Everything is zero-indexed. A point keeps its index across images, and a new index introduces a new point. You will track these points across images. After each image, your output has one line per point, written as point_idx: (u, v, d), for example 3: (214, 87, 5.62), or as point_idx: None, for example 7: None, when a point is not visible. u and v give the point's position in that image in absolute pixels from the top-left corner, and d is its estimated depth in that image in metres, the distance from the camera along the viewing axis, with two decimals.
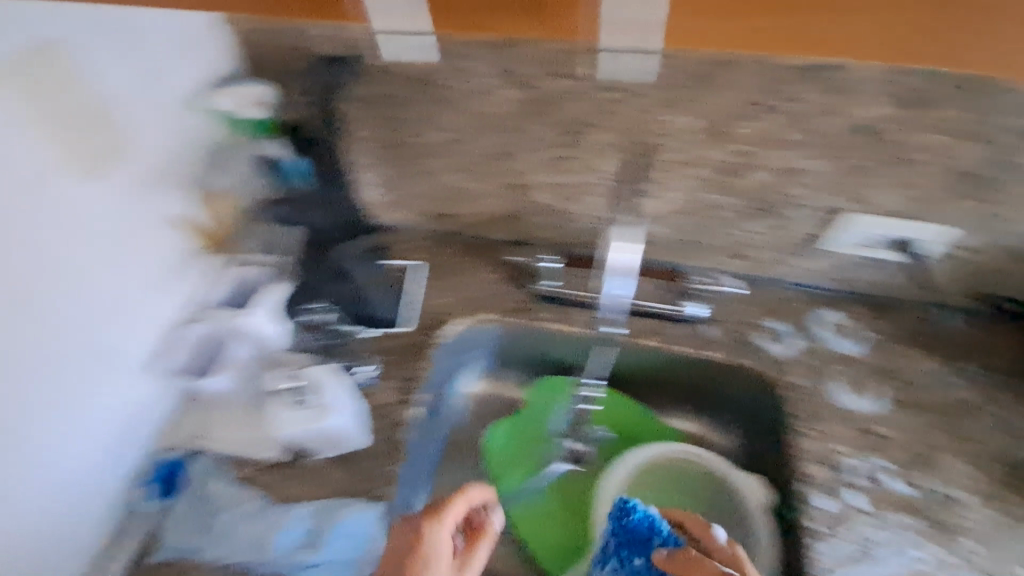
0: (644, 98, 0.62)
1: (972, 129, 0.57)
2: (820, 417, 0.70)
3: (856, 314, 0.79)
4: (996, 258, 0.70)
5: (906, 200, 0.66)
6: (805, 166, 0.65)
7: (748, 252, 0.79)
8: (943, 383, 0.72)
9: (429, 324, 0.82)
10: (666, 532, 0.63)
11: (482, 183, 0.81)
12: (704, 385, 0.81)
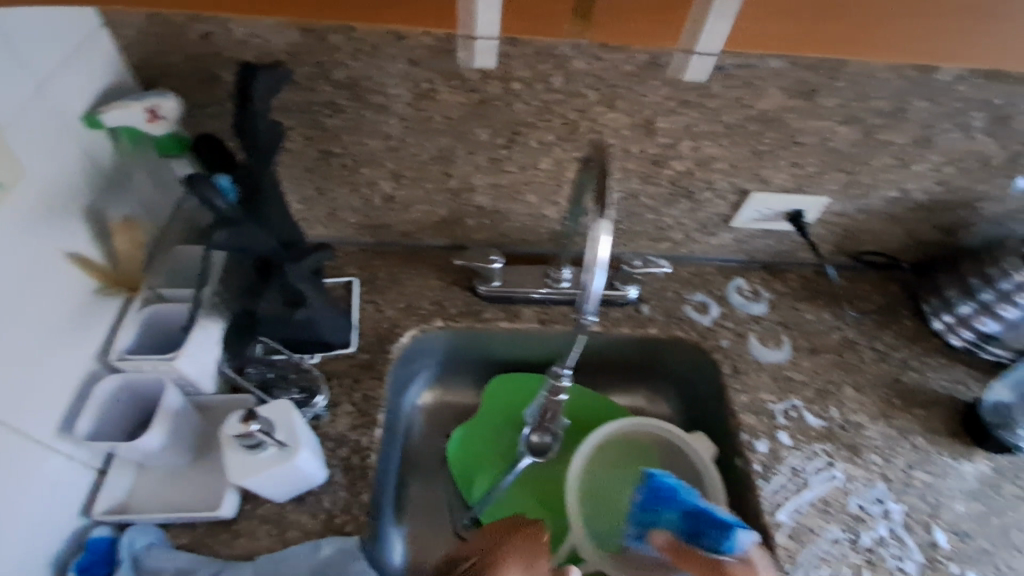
0: (582, 98, 0.67)
1: (848, 114, 0.68)
2: (746, 371, 0.80)
3: (759, 279, 0.92)
4: (861, 220, 0.85)
5: (797, 177, 0.78)
6: (718, 154, 0.74)
7: (667, 235, 0.89)
8: (832, 329, 0.86)
9: (380, 339, 0.79)
10: (684, 497, 0.62)
11: (418, 190, 0.81)
12: (642, 359, 0.89)
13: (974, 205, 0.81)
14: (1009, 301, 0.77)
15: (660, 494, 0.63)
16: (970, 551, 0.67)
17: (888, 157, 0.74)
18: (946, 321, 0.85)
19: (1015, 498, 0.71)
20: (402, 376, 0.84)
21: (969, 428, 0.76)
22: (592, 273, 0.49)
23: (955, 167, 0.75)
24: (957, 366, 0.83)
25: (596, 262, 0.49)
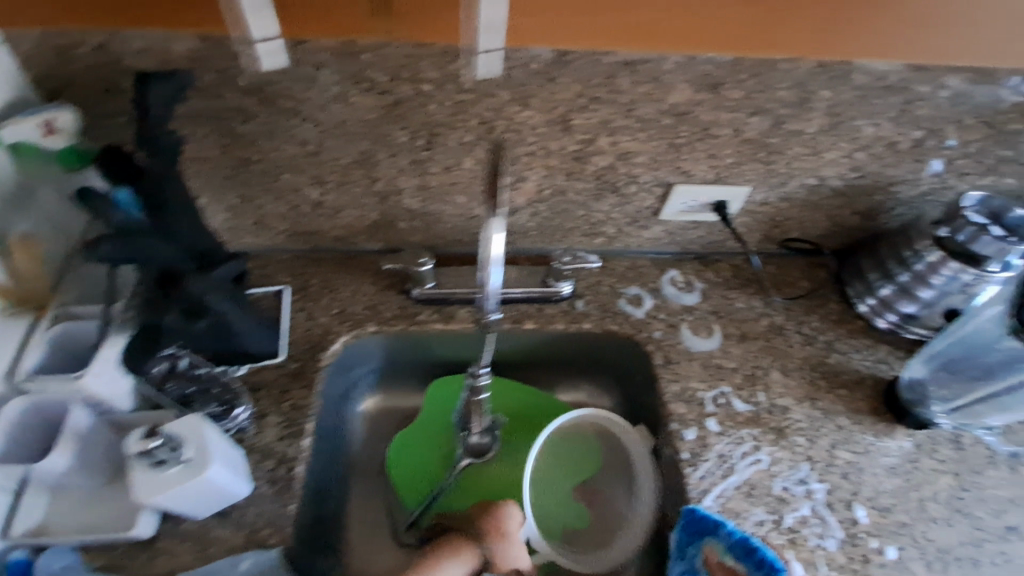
0: (494, 98, 0.67)
1: (754, 105, 0.70)
2: (677, 361, 0.82)
3: (692, 270, 0.93)
4: (783, 208, 0.87)
5: (716, 168, 0.79)
6: (637, 148, 0.76)
7: (599, 230, 0.90)
8: (761, 315, 0.89)
9: (310, 347, 0.78)
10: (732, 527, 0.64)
11: (344, 196, 0.80)
12: (581, 354, 0.89)
13: (888, 189, 0.84)
14: (924, 282, 0.80)
15: (707, 525, 0.65)
16: (889, 524, 0.69)
17: (800, 146, 0.76)
18: (870, 304, 0.87)
19: (933, 471, 0.73)
20: (338, 384, 0.83)
21: (889, 404, 0.78)
22: (489, 270, 0.51)
23: (864, 153, 0.78)
24: (880, 346, 0.86)
25: (490, 259, 0.50)
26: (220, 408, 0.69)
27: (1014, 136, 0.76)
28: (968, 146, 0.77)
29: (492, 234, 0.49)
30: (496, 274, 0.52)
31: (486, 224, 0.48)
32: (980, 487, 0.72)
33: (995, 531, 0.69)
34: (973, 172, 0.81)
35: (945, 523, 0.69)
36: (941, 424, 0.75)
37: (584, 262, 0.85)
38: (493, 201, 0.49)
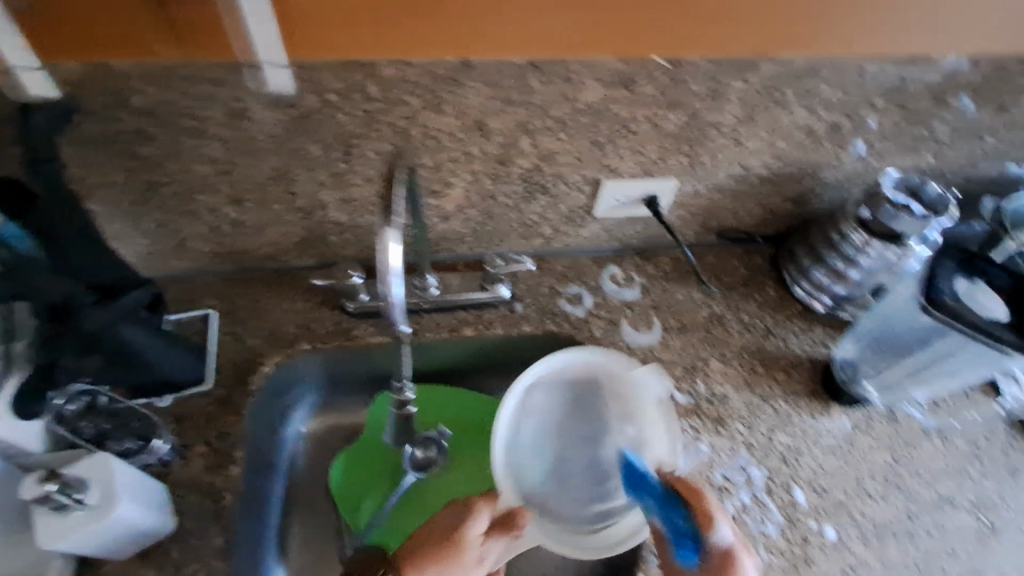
0: (405, 106, 0.66)
1: (669, 99, 0.70)
2: (618, 358, 0.82)
3: (632, 265, 0.93)
4: (714, 198, 0.88)
5: (642, 163, 0.79)
6: (559, 148, 0.75)
7: (536, 231, 0.89)
8: (700, 305, 0.89)
9: (240, 371, 0.76)
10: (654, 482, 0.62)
11: (267, 213, 0.78)
12: (525, 358, 0.88)
13: (813, 173, 0.85)
14: (853, 264, 0.82)
15: (637, 476, 0.63)
16: (826, 504, 0.70)
17: (721, 137, 0.77)
18: (806, 288, 0.88)
19: (868, 447, 0.74)
20: (272, 404, 0.79)
21: (825, 385, 0.79)
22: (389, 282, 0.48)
23: (785, 140, 0.79)
24: (817, 328, 0.87)
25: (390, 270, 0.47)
26: (138, 444, 0.66)
27: (926, 115, 0.78)
28: (886, 127, 0.79)
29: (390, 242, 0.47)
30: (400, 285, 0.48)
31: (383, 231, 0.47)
32: (914, 460, 0.74)
33: (929, 502, 0.70)
34: (892, 152, 0.83)
35: (882, 499, 0.70)
36: (874, 400, 0.76)
37: (518, 264, 0.86)
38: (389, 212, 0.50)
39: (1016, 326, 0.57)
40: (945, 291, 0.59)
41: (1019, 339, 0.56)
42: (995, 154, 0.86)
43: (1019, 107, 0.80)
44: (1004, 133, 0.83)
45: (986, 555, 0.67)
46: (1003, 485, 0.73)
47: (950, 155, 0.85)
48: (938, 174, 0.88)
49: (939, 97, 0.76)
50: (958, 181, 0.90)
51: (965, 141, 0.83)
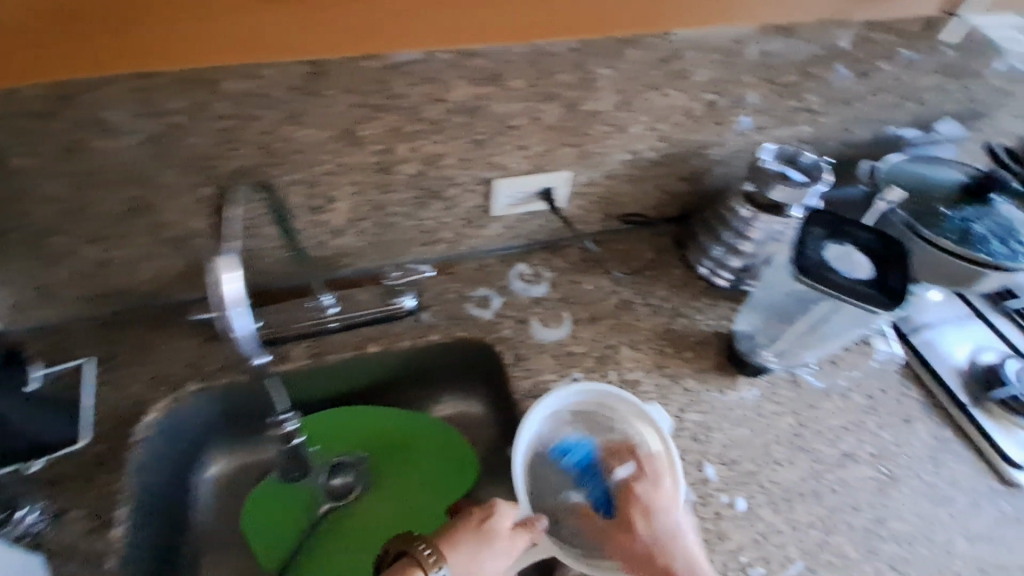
0: (262, 120, 0.62)
1: (541, 91, 0.69)
2: (529, 357, 0.80)
3: (540, 260, 0.91)
4: (611, 185, 0.87)
5: (530, 158, 0.78)
6: (440, 150, 0.73)
7: (437, 237, 0.86)
8: (610, 293, 0.88)
9: (121, 422, 0.70)
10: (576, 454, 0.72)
11: (135, 248, 0.72)
12: (440, 368, 0.86)
13: (702, 152, 0.86)
14: (745, 238, 0.84)
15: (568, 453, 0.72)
16: (736, 476, 0.71)
17: (603, 125, 0.77)
18: (709, 265, 0.90)
19: (774, 414, 0.76)
20: (169, 450, 0.75)
21: (730, 358, 0.81)
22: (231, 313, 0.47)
23: (667, 122, 0.79)
24: (722, 303, 0.89)
25: (229, 299, 0.47)
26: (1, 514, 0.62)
27: (795, 87, 0.81)
28: (762, 100, 0.81)
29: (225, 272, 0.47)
30: (244, 316, 0.48)
31: (214, 262, 0.47)
32: (816, 421, 0.76)
33: (832, 459, 0.73)
34: (771, 125, 0.85)
35: (789, 463, 0.72)
36: (773, 367, 0.79)
37: (415, 274, 0.86)
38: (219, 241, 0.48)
39: (877, 282, 0.60)
40: (813, 257, 0.62)
41: (880, 294, 0.59)
42: (867, 117, 0.90)
43: (881, 72, 0.83)
44: (872, 97, 0.87)
45: (886, 504, 0.70)
46: (900, 434, 0.76)
47: (826, 123, 0.88)
48: (819, 142, 0.92)
49: (804, 68, 0.78)
50: (838, 146, 0.94)
51: (838, 108, 0.87)
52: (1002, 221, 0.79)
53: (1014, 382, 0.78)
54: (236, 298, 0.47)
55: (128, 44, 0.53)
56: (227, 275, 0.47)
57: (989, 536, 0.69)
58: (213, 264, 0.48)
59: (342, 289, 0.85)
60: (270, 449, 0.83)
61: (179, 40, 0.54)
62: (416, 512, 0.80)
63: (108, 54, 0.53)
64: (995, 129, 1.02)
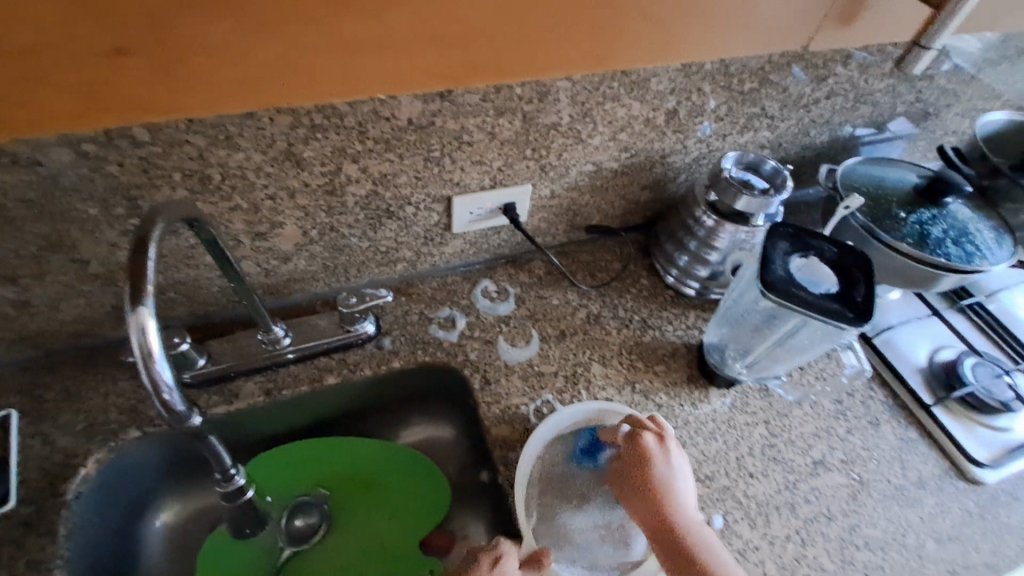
0: (191, 145, 0.57)
1: (496, 106, 0.66)
2: (496, 379, 0.77)
3: (505, 275, 0.88)
4: (574, 196, 0.85)
5: (488, 173, 0.75)
6: (393, 169, 0.69)
7: (395, 257, 0.82)
8: (577, 307, 0.86)
9: (49, 479, 0.64)
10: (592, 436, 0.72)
11: (58, 285, 0.66)
12: (404, 394, 0.82)
13: (664, 160, 0.84)
14: (709, 247, 0.83)
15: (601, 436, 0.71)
16: (712, 492, 0.70)
17: (563, 137, 0.74)
18: (675, 274, 0.89)
19: (746, 425, 0.76)
20: (111, 504, 0.68)
21: (701, 369, 0.80)
22: (157, 368, 0.44)
23: (628, 132, 0.77)
24: (690, 312, 0.87)
25: (154, 353, 0.43)
26: None
27: (754, 93, 0.80)
28: (721, 107, 0.80)
29: (148, 323, 0.43)
30: (168, 371, 0.44)
31: (134, 313, 0.43)
32: (786, 428, 0.76)
33: (804, 468, 0.73)
34: (731, 131, 0.84)
35: (763, 475, 0.72)
36: (743, 379, 0.78)
37: (374, 299, 0.77)
38: (139, 289, 0.44)
39: (842, 297, 0.59)
40: (777, 272, 0.61)
41: (847, 309, 0.58)
42: (823, 121, 0.90)
43: (837, 75, 0.83)
44: (828, 100, 0.87)
45: (859, 510, 0.70)
46: (869, 437, 0.76)
47: (784, 127, 0.88)
48: (778, 146, 0.92)
49: (762, 75, 0.77)
50: (796, 149, 0.94)
51: (795, 113, 0.87)
52: (956, 223, 0.81)
53: (972, 381, 0.80)
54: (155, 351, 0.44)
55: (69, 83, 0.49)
56: (145, 328, 0.43)
57: (957, 536, 0.70)
58: (129, 313, 0.43)
59: (292, 317, 0.80)
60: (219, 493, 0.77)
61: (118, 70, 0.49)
62: (387, 548, 0.74)
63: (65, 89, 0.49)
64: (943, 128, 1.05)
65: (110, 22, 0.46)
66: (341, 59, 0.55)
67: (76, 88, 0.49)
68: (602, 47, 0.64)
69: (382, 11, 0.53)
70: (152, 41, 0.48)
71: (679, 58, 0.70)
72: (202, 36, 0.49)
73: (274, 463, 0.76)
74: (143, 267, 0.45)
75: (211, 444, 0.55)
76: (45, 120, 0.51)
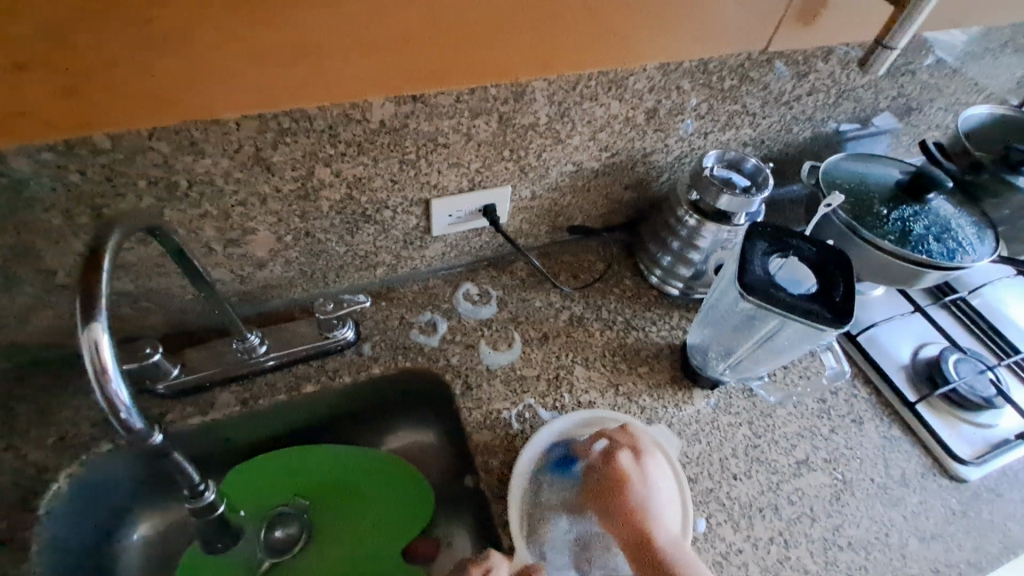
0: (155, 151, 0.56)
1: (470, 107, 0.65)
2: (477, 384, 0.76)
3: (487, 278, 0.87)
4: (556, 197, 0.84)
5: (466, 176, 0.73)
6: (367, 173, 0.67)
7: (374, 261, 0.80)
8: (560, 309, 0.85)
9: (17, 495, 0.62)
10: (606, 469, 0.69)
11: (24, 296, 0.64)
12: (386, 400, 0.81)
13: (645, 159, 0.84)
14: (692, 246, 0.82)
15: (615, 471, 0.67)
16: (695, 495, 0.69)
17: (541, 137, 0.73)
18: (658, 273, 0.88)
19: (730, 425, 0.75)
20: (84, 518, 0.67)
21: (685, 370, 0.79)
22: (111, 384, 0.42)
23: (607, 132, 0.76)
24: (673, 312, 0.87)
25: (108, 370, 0.42)
26: None
27: (734, 90, 0.79)
28: (702, 105, 0.79)
29: (101, 338, 0.42)
30: (124, 387, 0.43)
31: (86, 329, 0.42)
32: (770, 428, 0.76)
33: (788, 468, 0.72)
34: (713, 129, 0.84)
35: (746, 476, 0.71)
36: (726, 380, 0.77)
37: (352, 304, 0.75)
38: (92, 305, 0.43)
39: (821, 298, 0.59)
40: (756, 274, 0.60)
41: (826, 310, 0.58)
42: (806, 117, 0.90)
43: (818, 71, 0.82)
44: (810, 97, 0.86)
45: (842, 510, 0.70)
46: (852, 435, 0.76)
47: (767, 124, 0.88)
48: (761, 144, 0.91)
49: (742, 71, 0.76)
50: (779, 146, 0.93)
51: (776, 110, 0.86)
52: (938, 219, 0.81)
53: (955, 378, 0.79)
54: (110, 368, 0.42)
55: (46, 94, 0.49)
56: (96, 345, 0.41)
57: (940, 534, 0.69)
58: (80, 331, 0.42)
59: (270, 324, 0.79)
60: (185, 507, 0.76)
61: (96, 82, 0.49)
62: (368, 555, 0.73)
63: (44, 101, 0.49)
64: (926, 122, 1.04)
65: (58, 29, 0.45)
66: (306, 59, 0.54)
67: (57, 100, 0.49)
68: (570, 44, 0.63)
69: (338, 9, 0.51)
70: (104, 46, 0.47)
71: (652, 56, 0.68)
72: (155, 39, 0.48)
73: (250, 473, 0.75)
74: (97, 282, 0.44)
75: (175, 462, 0.55)
76: (13, 136, 0.51)
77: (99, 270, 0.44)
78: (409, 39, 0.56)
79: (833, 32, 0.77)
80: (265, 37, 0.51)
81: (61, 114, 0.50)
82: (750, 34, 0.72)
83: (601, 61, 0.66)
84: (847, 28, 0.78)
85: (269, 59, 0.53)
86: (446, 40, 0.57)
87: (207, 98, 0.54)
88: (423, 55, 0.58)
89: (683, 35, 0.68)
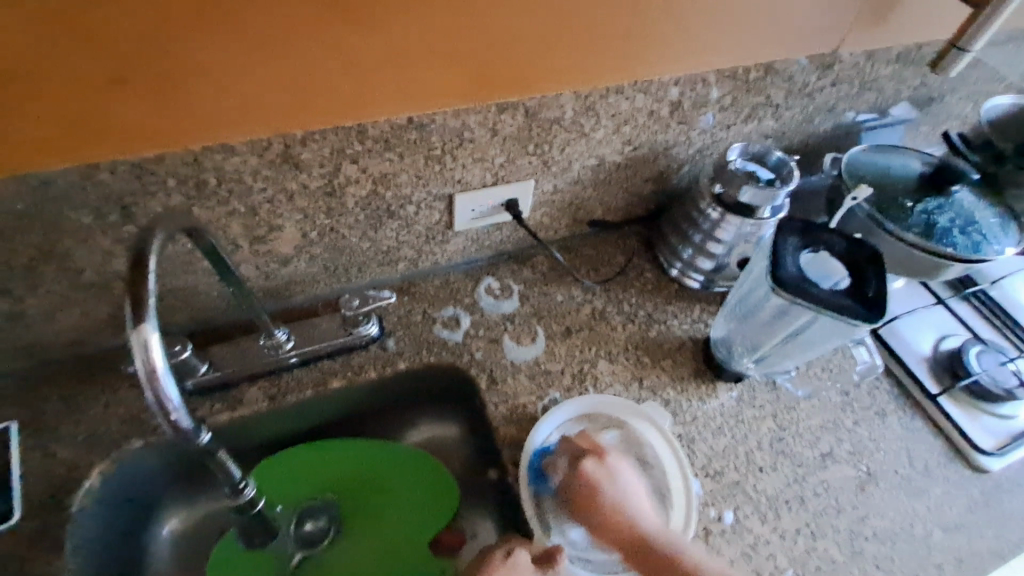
0: (184, 149, 0.55)
1: (497, 102, 0.64)
2: (502, 379, 0.76)
3: (508, 272, 0.87)
4: (578, 191, 0.83)
5: (490, 170, 0.73)
6: (392, 169, 0.67)
7: (396, 256, 0.80)
8: (581, 303, 0.85)
9: (53, 492, 0.63)
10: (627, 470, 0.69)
11: (52, 294, 0.64)
12: (409, 394, 0.81)
13: (667, 152, 0.83)
14: (715, 239, 0.82)
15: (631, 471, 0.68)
16: (720, 488, 0.70)
17: (566, 132, 0.73)
18: (679, 266, 0.88)
19: (754, 418, 0.76)
20: (117, 514, 0.68)
21: (708, 363, 0.80)
22: (161, 383, 0.42)
23: (631, 124, 0.76)
24: (694, 305, 0.86)
25: (158, 369, 0.42)
26: None
27: (758, 81, 0.78)
28: (725, 97, 0.78)
29: (150, 339, 0.42)
30: (174, 386, 0.43)
31: (136, 331, 0.42)
32: (795, 422, 0.76)
33: (813, 461, 0.73)
34: (735, 121, 0.83)
35: (771, 469, 0.72)
36: (750, 373, 0.78)
37: (377, 300, 0.77)
38: (140, 305, 0.42)
39: (853, 292, 0.59)
40: (786, 268, 0.60)
41: (859, 304, 0.58)
42: (827, 108, 0.89)
43: (843, 62, 0.81)
44: (833, 87, 0.85)
45: (867, 502, 0.71)
46: (874, 427, 0.77)
47: (789, 116, 0.87)
48: (782, 135, 0.90)
49: (767, 63, 0.76)
50: (800, 137, 0.93)
51: (799, 100, 0.85)
52: (962, 211, 0.81)
53: (978, 370, 0.80)
54: (158, 368, 0.42)
55: (93, 98, 0.49)
56: (145, 347, 0.41)
57: (963, 524, 0.70)
58: (129, 332, 0.42)
59: (294, 320, 0.79)
60: (215, 502, 0.76)
61: (139, 85, 0.50)
62: (396, 549, 0.74)
63: (91, 104, 0.50)
64: (946, 112, 1.03)
65: (92, 35, 0.46)
66: (340, 57, 0.54)
67: (103, 103, 0.50)
68: (596, 45, 0.63)
69: (362, 23, 0.52)
70: (147, 51, 0.48)
71: (681, 53, 0.69)
72: (197, 46, 0.49)
73: (280, 467, 0.76)
74: (143, 283, 0.44)
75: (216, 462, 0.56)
76: (69, 142, 0.52)
77: (139, 271, 0.44)
78: (442, 36, 0.56)
79: (905, 30, 0.81)
80: (305, 39, 0.51)
81: (109, 118, 0.51)
82: (783, 34, 0.73)
83: (630, 60, 0.67)
84: (919, 24, 0.81)
85: (307, 59, 0.53)
86: (479, 35, 0.57)
87: (246, 99, 0.54)
88: (453, 51, 0.57)
89: (717, 35, 0.68)
